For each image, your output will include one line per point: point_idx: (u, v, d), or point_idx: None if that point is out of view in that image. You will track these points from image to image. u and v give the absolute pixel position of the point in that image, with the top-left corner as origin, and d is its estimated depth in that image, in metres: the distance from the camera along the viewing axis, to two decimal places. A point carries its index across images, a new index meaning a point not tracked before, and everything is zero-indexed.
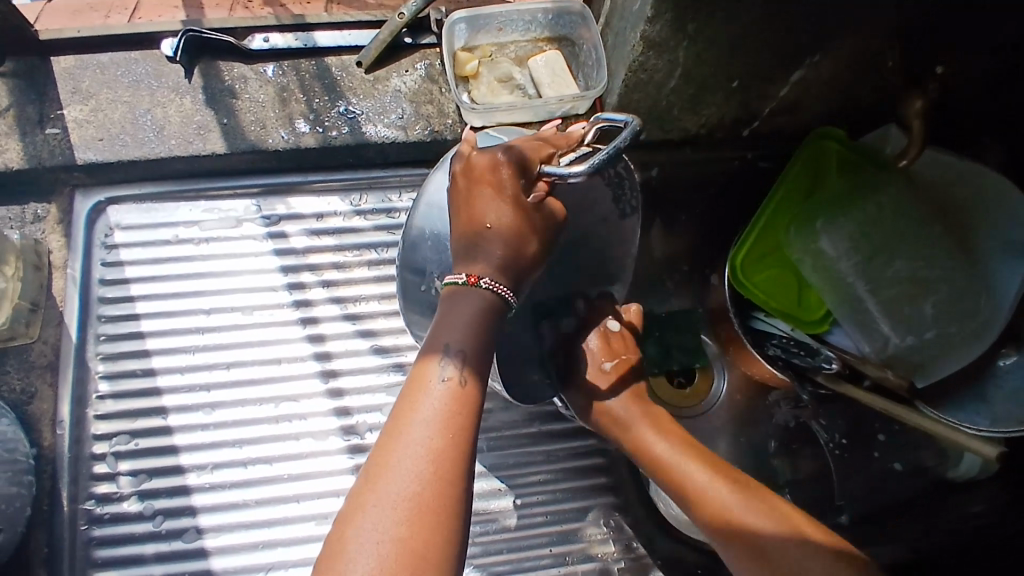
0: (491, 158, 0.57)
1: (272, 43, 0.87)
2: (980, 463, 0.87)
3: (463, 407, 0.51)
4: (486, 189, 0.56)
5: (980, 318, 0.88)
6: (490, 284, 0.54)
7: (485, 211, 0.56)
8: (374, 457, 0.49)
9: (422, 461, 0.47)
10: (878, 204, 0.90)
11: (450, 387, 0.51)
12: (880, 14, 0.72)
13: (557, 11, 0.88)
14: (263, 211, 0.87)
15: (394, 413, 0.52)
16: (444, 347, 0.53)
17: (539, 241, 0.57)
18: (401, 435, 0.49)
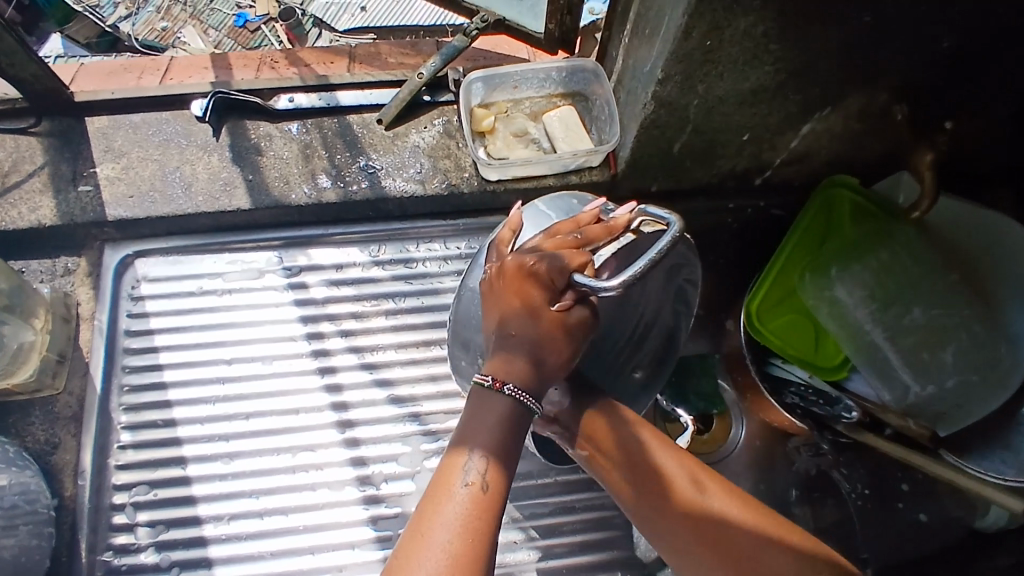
0: (519, 262, 0.56)
1: (297, 103, 0.90)
2: (1007, 515, 0.86)
3: (483, 513, 0.49)
4: (516, 312, 0.55)
5: (1002, 367, 0.87)
6: (513, 391, 0.54)
7: (516, 329, 0.55)
8: (390, 568, 0.46)
9: (439, 568, 0.45)
10: (893, 252, 0.90)
11: (470, 492, 0.50)
12: (888, 70, 0.74)
13: (570, 68, 0.91)
14: (285, 262, 0.89)
15: (412, 523, 0.50)
16: (465, 453, 0.52)
17: (564, 349, 0.56)
18: (417, 543, 0.47)
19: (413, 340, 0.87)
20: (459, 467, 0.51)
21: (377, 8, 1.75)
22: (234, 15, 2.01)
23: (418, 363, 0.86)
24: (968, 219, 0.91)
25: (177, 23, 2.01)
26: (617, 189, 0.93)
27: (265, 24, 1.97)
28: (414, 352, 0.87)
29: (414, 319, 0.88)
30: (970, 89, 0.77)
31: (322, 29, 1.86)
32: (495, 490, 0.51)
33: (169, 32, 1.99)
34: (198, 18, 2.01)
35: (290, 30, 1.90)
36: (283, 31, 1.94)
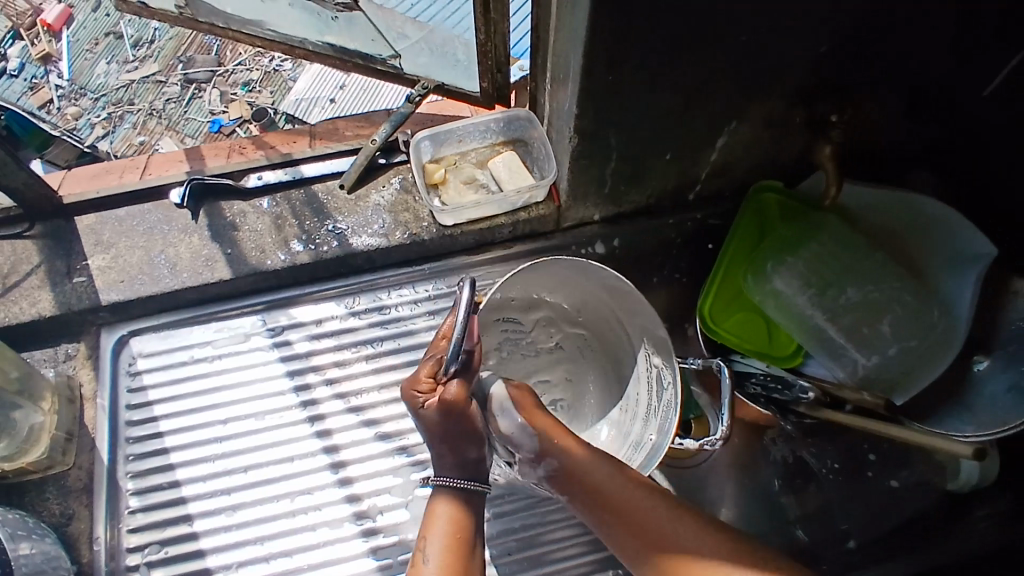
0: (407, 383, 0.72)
1: (266, 180, 0.99)
2: (978, 468, 0.93)
3: (457, 555, 0.70)
4: (419, 419, 0.71)
5: (938, 330, 0.94)
6: (447, 476, 0.73)
7: (425, 435, 0.72)
8: None
9: None
10: (820, 242, 0.98)
11: (443, 543, 0.70)
12: (777, 83, 0.84)
13: (506, 119, 1.02)
14: (268, 324, 0.96)
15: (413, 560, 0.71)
16: (435, 519, 0.72)
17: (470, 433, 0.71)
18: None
19: (394, 379, 0.94)
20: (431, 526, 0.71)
21: (346, 100, 1.72)
22: (208, 122, 2.07)
23: (400, 400, 0.93)
24: (886, 204, 0.99)
25: (153, 134, 2.09)
26: (564, 219, 1.02)
27: (239, 126, 2.01)
28: (396, 390, 0.93)
29: (392, 359, 0.95)
30: (853, 88, 0.87)
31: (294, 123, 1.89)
32: (463, 523, 0.72)
33: (147, 144, 2.09)
34: (176, 129, 2.09)
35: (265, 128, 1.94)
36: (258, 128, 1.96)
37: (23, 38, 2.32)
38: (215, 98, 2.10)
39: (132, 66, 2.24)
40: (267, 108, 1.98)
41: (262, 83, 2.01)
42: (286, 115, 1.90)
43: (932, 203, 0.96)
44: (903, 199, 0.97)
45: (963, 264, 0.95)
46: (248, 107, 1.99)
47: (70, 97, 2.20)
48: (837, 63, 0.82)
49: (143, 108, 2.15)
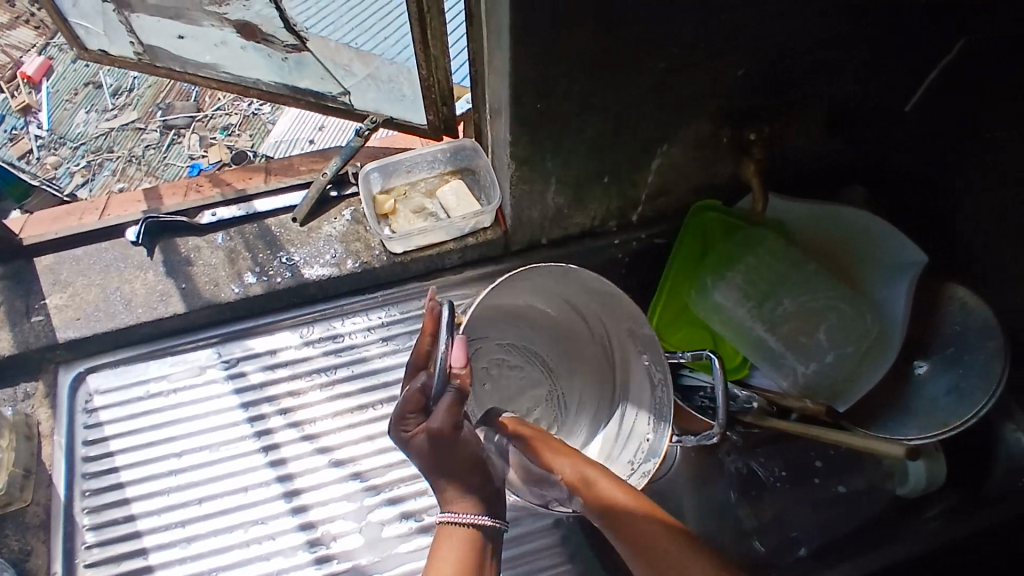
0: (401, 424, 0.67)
1: (219, 216, 1.02)
2: (926, 469, 0.96)
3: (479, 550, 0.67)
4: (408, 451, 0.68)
5: (875, 335, 0.97)
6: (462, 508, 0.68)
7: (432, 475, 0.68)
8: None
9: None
10: (758, 256, 1.00)
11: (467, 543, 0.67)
12: (700, 106, 0.89)
13: (453, 149, 1.05)
14: (223, 356, 0.98)
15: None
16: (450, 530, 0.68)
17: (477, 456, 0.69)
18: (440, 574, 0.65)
19: (347, 406, 0.95)
20: (448, 541, 0.67)
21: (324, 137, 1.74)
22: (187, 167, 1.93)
23: (353, 427, 0.94)
24: (823, 215, 1.03)
25: (133, 181, 1.93)
26: (512, 243, 1.05)
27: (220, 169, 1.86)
28: (350, 416, 0.95)
29: (346, 387, 0.96)
30: (771, 107, 0.92)
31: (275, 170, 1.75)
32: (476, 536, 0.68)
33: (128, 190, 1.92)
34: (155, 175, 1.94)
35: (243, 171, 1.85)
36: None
37: (2, 90, 2.12)
38: (194, 142, 1.97)
39: (111, 113, 2.05)
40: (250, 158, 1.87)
41: (241, 127, 1.95)
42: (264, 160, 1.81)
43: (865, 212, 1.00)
44: (840, 214, 1.01)
45: (898, 270, 0.99)
46: (227, 152, 1.92)
47: (50, 146, 2.02)
48: (753, 84, 0.87)
49: (122, 156, 1.98)
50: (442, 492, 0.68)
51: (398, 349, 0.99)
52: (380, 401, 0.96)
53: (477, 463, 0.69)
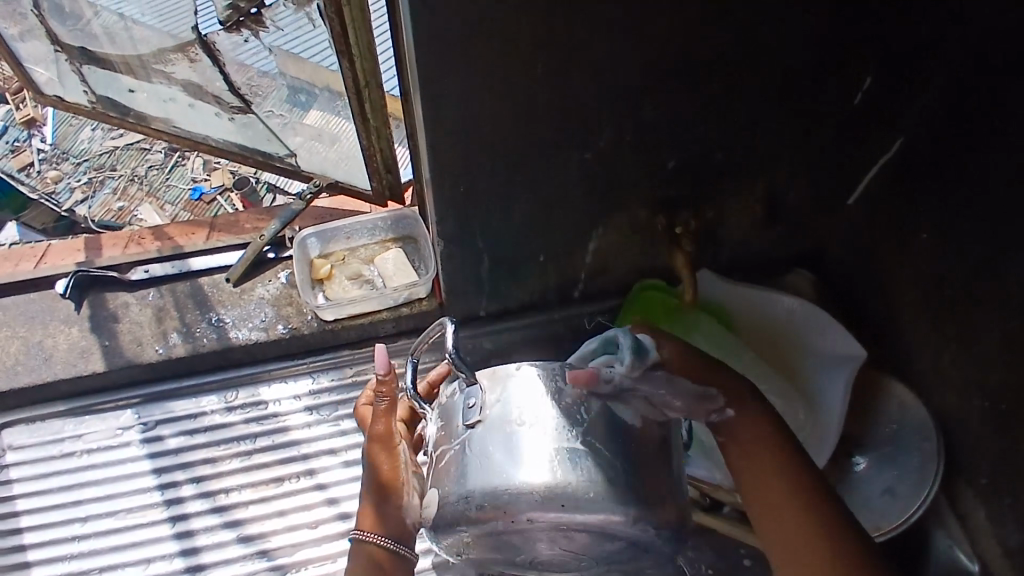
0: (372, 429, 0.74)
1: (152, 273, 1.01)
2: None
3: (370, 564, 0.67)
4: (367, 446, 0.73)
5: (804, 430, 0.96)
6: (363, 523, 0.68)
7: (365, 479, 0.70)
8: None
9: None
10: (701, 339, 0.99)
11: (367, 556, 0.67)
12: (633, 192, 0.88)
13: (395, 217, 1.05)
14: (141, 418, 0.96)
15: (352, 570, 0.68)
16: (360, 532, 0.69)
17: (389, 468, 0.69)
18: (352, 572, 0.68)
19: (263, 477, 0.93)
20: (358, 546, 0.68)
21: None
22: (191, 192, 1.99)
23: (267, 500, 0.91)
24: (760, 305, 1.03)
25: (133, 202, 2.03)
26: (449, 316, 1.03)
27: (219, 195, 1.94)
28: (265, 489, 0.92)
29: (263, 457, 0.94)
30: (705, 194, 0.91)
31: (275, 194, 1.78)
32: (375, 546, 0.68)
33: (126, 211, 2.03)
34: (156, 196, 2.03)
35: (246, 197, 1.87)
36: (240, 200, 1.89)
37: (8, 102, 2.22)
38: (198, 166, 2.04)
39: (117, 132, 2.16)
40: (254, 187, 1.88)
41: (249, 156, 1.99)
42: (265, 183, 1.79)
43: (811, 307, 1.00)
44: (783, 305, 1.01)
45: (835, 362, 0.98)
46: (230, 177, 1.96)
47: (52, 161, 2.14)
48: (685, 171, 0.86)
49: (125, 174, 2.07)
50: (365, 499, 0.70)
51: (322, 420, 0.97)
52: (296, 475, 0.93)
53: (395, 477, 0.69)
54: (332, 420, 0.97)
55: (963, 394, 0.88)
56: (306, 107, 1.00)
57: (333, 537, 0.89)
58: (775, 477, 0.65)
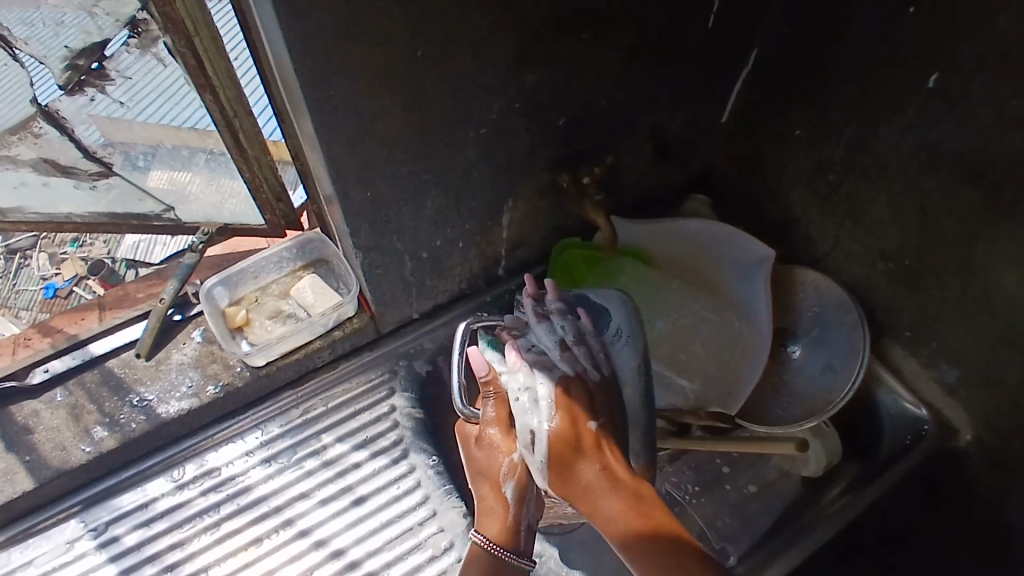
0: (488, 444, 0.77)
1: (53, 370, 0.93)
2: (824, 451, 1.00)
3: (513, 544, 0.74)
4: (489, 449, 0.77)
5: (740, 335, 1.02)
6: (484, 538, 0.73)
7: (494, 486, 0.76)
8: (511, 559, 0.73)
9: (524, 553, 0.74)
10: (625, 283, 1.03)
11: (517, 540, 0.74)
12: (533, 157, 0.89)
13: (299, 244, 1.01)
14: (89, 524, 0.88)
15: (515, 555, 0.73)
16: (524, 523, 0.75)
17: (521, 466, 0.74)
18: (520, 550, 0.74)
19: (240, 543, 0.88)
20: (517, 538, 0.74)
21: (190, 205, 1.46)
22: (41, 288, 1.47)
23: (253, 563, 0.87)
24: (672, 234, 1.08)
25: None
26: (384, 327, 1.01)
27: (76, 284, 1.45)
28: (247, 553, 0.87)
29: (233, 524, 0.89)
30: (598, 143, 0.94)
31: (137, 267, 1.41)
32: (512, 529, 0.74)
33: None
34: (6, 306, 1.47)
35: (104, 280, 1.44)
36: (98, 284, 1.44)
37: None
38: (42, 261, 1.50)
39: None
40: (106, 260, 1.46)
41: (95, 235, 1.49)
42: (126, 260, 1.43)
43: (719, 224, 1.06)
44: (691, 228, 1.06)
45: (751, 268, 1.04)
46: (83, 263, 1.47)
47: None
48: (575, 125, 0.89)
49: None
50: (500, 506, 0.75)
51: (284, 467, 0.92)
52: (275, 530, 0.89)
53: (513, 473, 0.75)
54: (295, 464, 0.93)
55: (868, 262, 0.99)
56: (149, 168, 0.94)
57: None
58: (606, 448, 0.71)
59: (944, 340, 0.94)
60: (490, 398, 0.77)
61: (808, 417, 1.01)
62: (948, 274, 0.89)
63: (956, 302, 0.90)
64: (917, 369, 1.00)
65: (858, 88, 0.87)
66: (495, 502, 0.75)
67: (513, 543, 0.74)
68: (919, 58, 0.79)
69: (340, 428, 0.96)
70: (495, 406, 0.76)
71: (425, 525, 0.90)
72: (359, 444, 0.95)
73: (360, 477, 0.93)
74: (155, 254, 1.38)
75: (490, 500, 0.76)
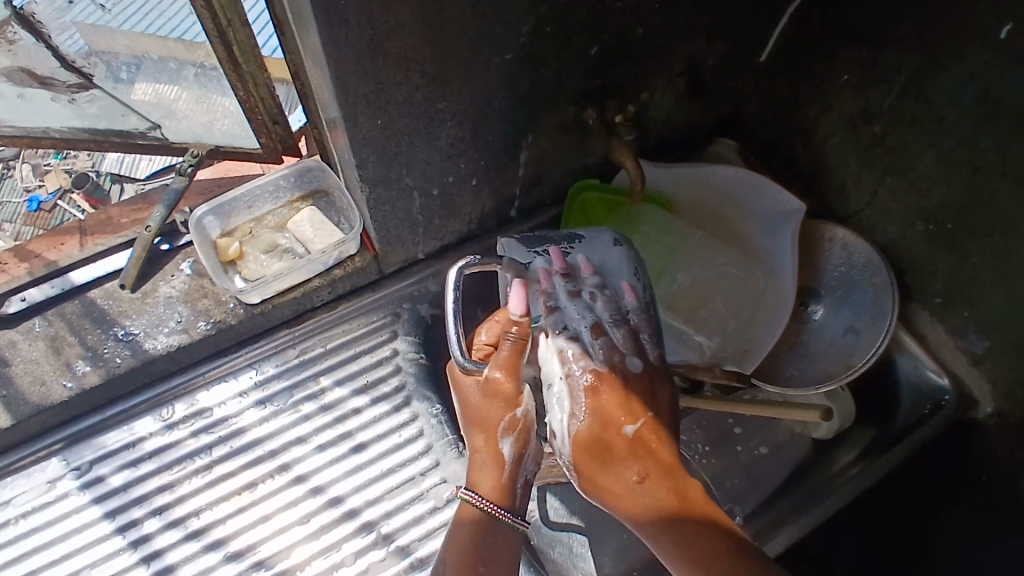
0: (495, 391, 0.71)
1: (30, 300, 0.87)
2: (839, 414, 0.97)
3: (503, 496, 0.71)
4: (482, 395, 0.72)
5: (764, 292, 0.96)
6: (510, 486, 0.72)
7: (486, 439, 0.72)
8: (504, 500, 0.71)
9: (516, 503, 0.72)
10: (646, 230, 0.96)
11: (509, 489, 0.72)
12: (558, 89, 0.81)
13: (297, 172, 0.93)
14: (72, 463, 0.84)
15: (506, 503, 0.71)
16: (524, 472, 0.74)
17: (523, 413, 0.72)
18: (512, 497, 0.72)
19: (233, 487, 0.84)
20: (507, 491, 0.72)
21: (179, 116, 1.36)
22: (25, 201, 1.38)
23: (244, 509, 0.83)
24: (698, 179, 1.01)
25: None
26: (388, 266, 0.94)
27: (61, 198, 1.35)
28: (239, 498, 0.84)
29: (225, 468, 0.85)
30: (629, 76, 0.85)
31: (122, 183, 1.31)
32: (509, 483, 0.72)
33: None
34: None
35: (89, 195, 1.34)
36: (84, 198, 1.35)
37: None
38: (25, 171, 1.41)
39: None
40: (91, 173, 1.37)
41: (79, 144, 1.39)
42: (111, 174, 1.34)
43: (751, 172, 0.99)
44: (720, 174, 0.99)
45: (780, 221, 0.98)
46: (67, 176, 1.37)
47: None
48: (606, 55, 0.80)
49: None
50: (484, 461, 0.72)
51: (278, 411, 0.88)
52: (269, 475, 0.85)
53: (512, 423, 0.72)
54: (290, 407, 0.88)
55: (905, 222, 0.93)
56: (132, 81, 0.87)
57: (328, 527, 0.83)
58: (624, 476, 0.66)
59: (977, 309, 0.89)
60: (510, 338, 0.70)
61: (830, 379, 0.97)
62: (993, 239, 0.83)
63: (996, 270, 0.84)
64: (943, 335, 0.96)
65: (920, 29, 0.78)
66: (490, 459, 0.72)
67: (506, 502, 0.71)
68: None
69: (338, 372, 0.91)
70: (511, 350, 0.70)
71: (427, 476, 0.87)
72: (358, 389, 0.90)
73: (360, 423, 0.88)
74: (141, 170, 1.29)
75: (483, 452, 0.72)
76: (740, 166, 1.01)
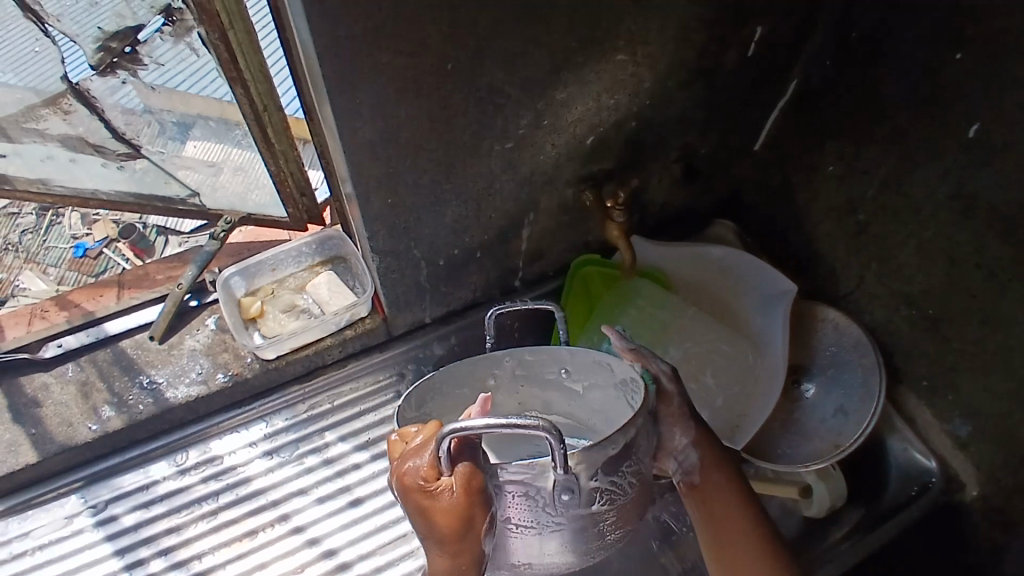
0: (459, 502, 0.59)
1: (66, 346, 0.94)
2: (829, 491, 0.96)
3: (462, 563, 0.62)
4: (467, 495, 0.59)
5: (753, 369, 0.99)
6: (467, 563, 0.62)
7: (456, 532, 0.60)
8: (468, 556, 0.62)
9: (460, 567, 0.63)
10: (639, 305, 1.01)
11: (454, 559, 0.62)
12: (556, 174, 0.88)
13: (319, 240, 1.01)
14: (90, 500, 0.90)
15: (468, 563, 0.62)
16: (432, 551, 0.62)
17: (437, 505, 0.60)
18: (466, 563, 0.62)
19: (235, 533, 0.89)
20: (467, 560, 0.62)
21: None
22: (70, 247, 1.41)
23: (243, 556, 0.87)
24: (695, 260, 1.06)
25: (11, 271, 1.39)
26: (395, 329, 1.00)
27: (106, 246, 1.40)
28: (239, 545, 0.88)
29: (230, 514, 0.90)
30: (624, 164, 0.93)
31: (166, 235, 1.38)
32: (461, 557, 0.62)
33: (4, 284, 1.37)
34: (35, 262, 1.40)
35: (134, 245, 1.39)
36: (128, 248, 1.39)
37: None
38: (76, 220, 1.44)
39: None
40: (137, 225, 1.41)
41: None
42: (157, 228, 1.40)
43: (747, 256, 1.04)
44: (717, 255, 1.05)
45: (774, 301, 1.02)
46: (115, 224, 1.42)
47: None
48: (601, 145, 0.88)
49: None
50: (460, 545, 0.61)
51: (284, 462, 0.93)
52: (270, 523, 0.89)
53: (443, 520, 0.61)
54: (295, 459, 0.93)
55: (891, 307, 0.96)
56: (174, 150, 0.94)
57: None
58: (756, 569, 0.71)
59: (960, 393, 0.92)
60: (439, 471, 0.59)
61: (822, 455, 0.97)
62: (972, 326, 0.86)
63: (976, 356, 0.87)
64: (931, 420, 0.97)
65: (893, 129, 0.84)
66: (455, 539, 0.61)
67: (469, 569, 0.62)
68: (959, 104, 0.76)
69: (343, 428, 0.96)
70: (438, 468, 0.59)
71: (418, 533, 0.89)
72: (360, 445, 0.95)
73: (358, 478, 0.93)
74: (186, 226, 1.37)
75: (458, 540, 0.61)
76: (733, 249, 1.06)
